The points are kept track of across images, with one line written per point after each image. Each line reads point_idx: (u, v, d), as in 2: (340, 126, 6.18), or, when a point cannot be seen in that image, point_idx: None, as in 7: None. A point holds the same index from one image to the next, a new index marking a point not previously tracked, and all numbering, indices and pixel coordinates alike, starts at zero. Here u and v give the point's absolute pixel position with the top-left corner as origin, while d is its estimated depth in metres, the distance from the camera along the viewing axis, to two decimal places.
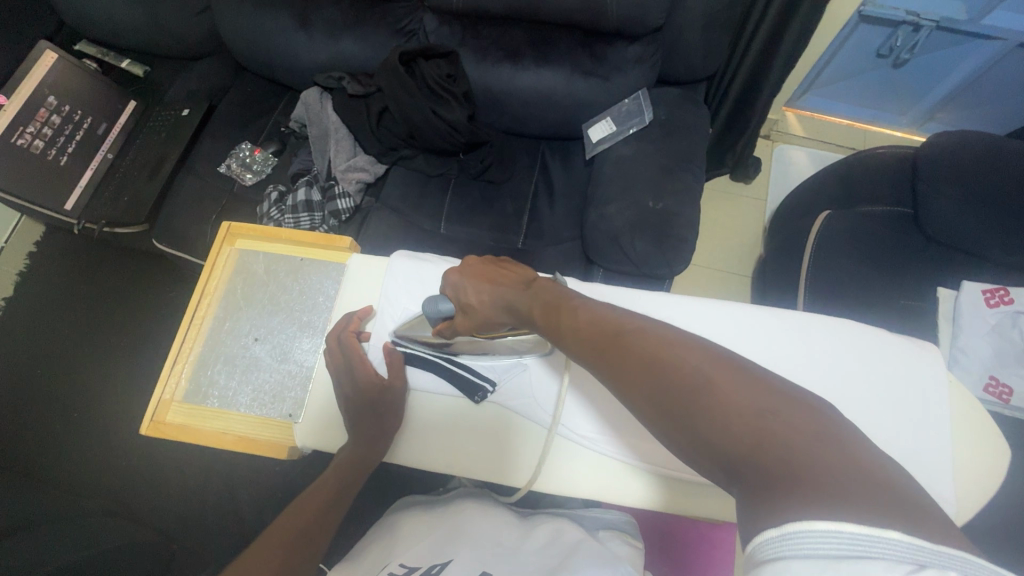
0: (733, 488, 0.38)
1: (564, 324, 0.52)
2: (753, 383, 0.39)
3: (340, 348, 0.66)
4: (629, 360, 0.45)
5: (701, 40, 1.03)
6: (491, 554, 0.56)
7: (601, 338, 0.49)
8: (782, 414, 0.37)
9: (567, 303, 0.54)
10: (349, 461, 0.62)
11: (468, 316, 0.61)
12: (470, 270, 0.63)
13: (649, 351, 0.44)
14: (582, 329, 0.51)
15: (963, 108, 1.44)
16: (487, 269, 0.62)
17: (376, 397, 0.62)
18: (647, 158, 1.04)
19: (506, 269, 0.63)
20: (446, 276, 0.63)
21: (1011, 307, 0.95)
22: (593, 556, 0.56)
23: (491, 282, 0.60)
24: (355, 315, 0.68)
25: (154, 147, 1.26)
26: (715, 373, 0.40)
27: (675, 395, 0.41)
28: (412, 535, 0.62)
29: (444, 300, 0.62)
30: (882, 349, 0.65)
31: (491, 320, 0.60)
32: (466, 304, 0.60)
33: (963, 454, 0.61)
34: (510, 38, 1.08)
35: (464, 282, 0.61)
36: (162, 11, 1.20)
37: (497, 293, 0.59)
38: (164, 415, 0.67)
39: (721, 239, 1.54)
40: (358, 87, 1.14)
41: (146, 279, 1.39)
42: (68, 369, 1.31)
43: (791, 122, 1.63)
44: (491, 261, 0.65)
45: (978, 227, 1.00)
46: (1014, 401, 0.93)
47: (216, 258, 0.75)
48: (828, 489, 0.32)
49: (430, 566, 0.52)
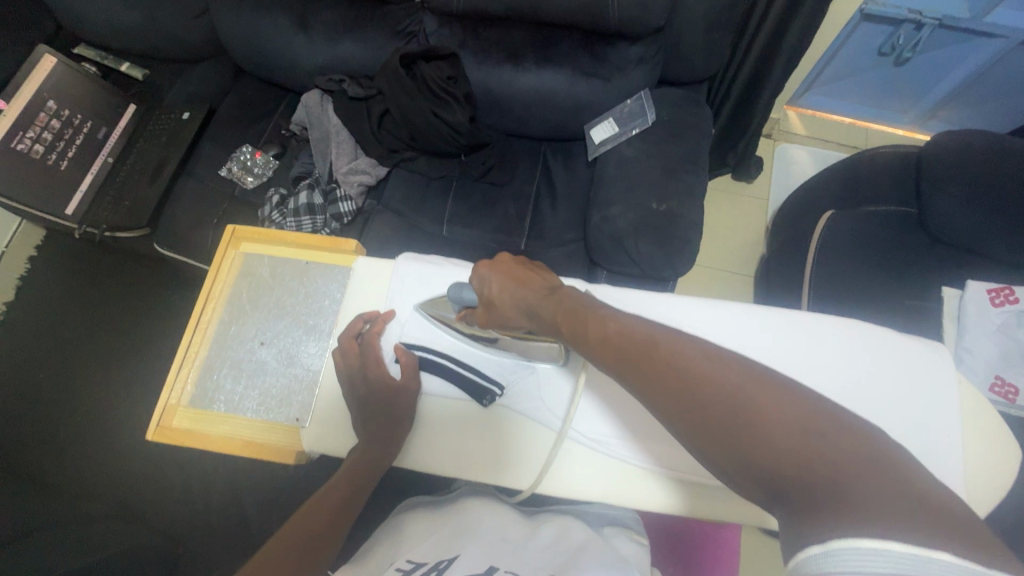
0: (772, 506, 0.38)
1: (591, 334, 0.51)
2: (794, 400, 0.38)
3: (354, 347, 0.65)
4: (662, 374, 0.44)
5: (703, 40, 1.03)
6: (500, 551, 0.56)
7: (631, 350, 0.47)
8: (826, 432, 0.36)
9: (593, 313, 0.53)
10: (360, 465, 0.61)
11: (489, 312, 0.62)
12: (500, 266, 0.63)
13: (685, 367, 0.43)
14: (610, 340, 0.50)
15: (967, 105, 1.43)
16: (516, 267, 0.63)
17: (389, 401, 0.62)
18: (650, 159, 1.03)
19: (534, 272, 0.62)
20: (475, 266, 0.64)
21: (1016, 306, 0.96)
22: (600, 555, 0.55)
23: (518, 283, 0.60)
24: (366, 317, 0.68)
25: (154, 150, 1.26)
26: (756, 391, 0.39)
27: (713, 413, 0.40)
28: (420, 533, 0.62)
29: (469, 290, 0.64)
30: (891, 350, 0.64)
31: (510, 319, 0.61)
32: (489, 300, 0.61)
33: (972, 455, 0.61)
34: (510, 39, 1.07)
35: (489, 277, 0.61)
36: (161, 14, 1.19)
37: (519, 294, 0.59)
38: (170, 420, 0.67)
39: (723, 238, 1.53)
40: (359, 90, 1.13)
41: (147, 282, 1.39)
42: (70, 373, 1.31)
43: (792, 120, 1.63)
44: (523, 262, 0.65)
45: (984, 226, 1.00)
46: (1020, 400, 0.93)
47: (220, 263, 0.75)
48: (874, 507, 0.32)
49: (437, 562, 0.52)
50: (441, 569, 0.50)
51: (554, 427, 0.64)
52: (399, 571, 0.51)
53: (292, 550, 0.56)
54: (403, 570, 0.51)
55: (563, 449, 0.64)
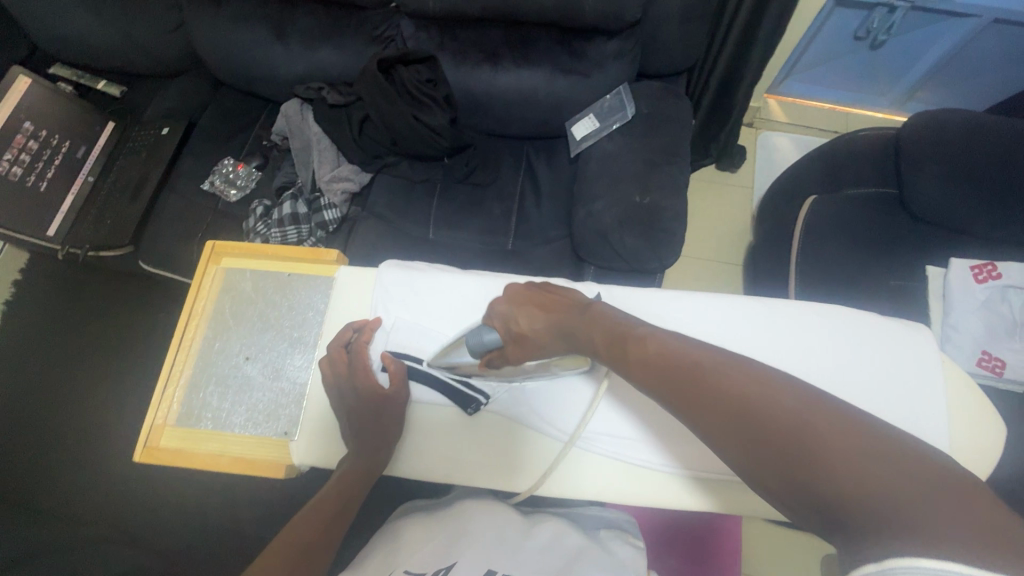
0: (826, 532, 0.38)
1: (632, 356, 0.51)
2: (847, 424, 0.38)
3: (344, 357, 0.65)
4: (708, 400, 0.44)
5: (678, 32, 1.03)
6: (496, 554, 0.56)
7: (675, 373, 0.47)
8: (881, 457, 0.36)
9: (631, 333, 0.53)
10: (354, 470, 0.61)
11: (519, 344, 0.60)
12: (519, 298, 0.62)
13: (732, 391, 0.43)
14: (652, 361, 0.49)
15: (944, 84, 1.44)
16: (540, 294, 0.62)
17: (380, 407, 0.62)
18: (631, 153, 1.04)
19: (560, 295, 0.61)
20: (489, 306, 0.63)
21: (1000, 282, 0.97)
22: (601, 564, 0.56)
23: (543, 310, 0.59)
24: (358, 325, 0.67)
25: (134, 167, 1.25)
26: (809, 416, 0.39)
27: (764, 441, 0.40)
28: (415, 539, 0.62)
29: (489, 330, 0.61)
30: (874, 332, 0.65)
31: (546, 348, 0.60)
32: (518, 334, 0.60)
33: (959, 430, 0.62)
34: (487, 39, 1.07)
35: (515, 312, 0.60)
36: (134, 30, 1.18)
37: (552, 324, 0.58)
38: (157, 440, 0.66)
39: (710, 228, 1.54)
40: (339, 97, 1.13)
41: (134, 300, 1.37)
42: (61, 395, 1.30)
43: (773, 108, 1.64)
44: (539, 286, 0.64)
45: (963, 204, 1.01)
46: (1007, 373, 0.96)
47: (202, 279, 0.74)
48: (936, 535, 0.32)
49: (437, 570, 0.52)
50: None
51: (563, 434, 0.64)
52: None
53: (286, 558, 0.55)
54: None
55: (551, 447, 0.65)
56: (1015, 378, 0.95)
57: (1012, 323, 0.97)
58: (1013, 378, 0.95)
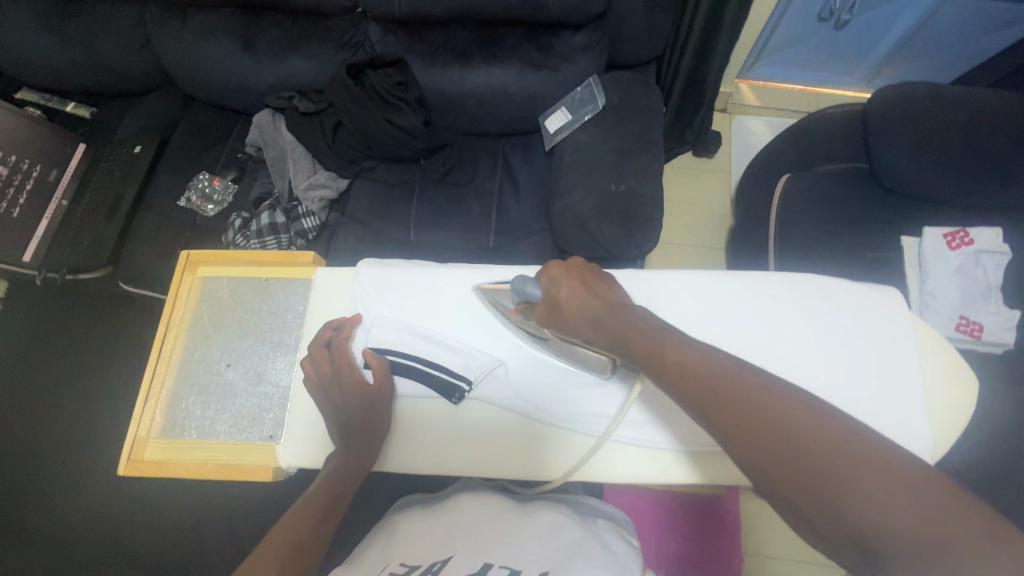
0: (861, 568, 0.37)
1: (666, 369, 0.50)
2: (888, 461, 0.37)
3: (326, 356, 0.65)
4: (743, 424, 0.43)
5: (644, 21, 1.04)
6: (490, 543, 0.56)
7: (711, 392, 0.46)
8: (920, 498, 0.35)
9: (664, 343, 0.51)
10: (341, 469, 0.61)
11: (551, 312, 0.62)
12: (573, 272, 0.63)
13: (769, 416, 0.42)
14: (686, 377, 0.48)
15: (909, 59, 1.47)
16: (590, 277, 0.63)
17: (369, 403, 0.62)
18: (605, 143, 1.04)
19: (607, 287, 0.62)
20: (545, 269, 0.65)
21: (972, 247, 1.00)
22: (596, 555, 0.54)
23: (587, 287, 0.61)
24: (346, 322, 0.68)
25: (108, 187, 1.23)
26: (848, 450, 0.38)
27: (800, 473, 0.39)
28: (407, 531, 0.62)
29: (534, 285, 0.61)
30: (850, 299, 0.66)
31: (575, 326, 0.60)
32: (555, 301, 0.61)
33: (936, 388, 0.63)
34: (456, 39, 1.08)
35: (561, 280, 0.62)
36: (101, 50, 1.18)
37: (591, 302, 0.59)
38: (141, 453, 0.66)
39: (691, 214, 1.56)
40: (310, 104, 1.12)
41: (113, 320, 1.35)
42: (45, 423, 1.28)
43: (745, 92, 1.65)
44: (595, 269, 0.66)
45: (933, 174, 1.03)
46: (985, 336, 0.97)
47: (179, 289, 0.74)
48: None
49: (430, 565, 0.52)
50: (434, 571, 0.50)
51: (593, 434, 0.64)
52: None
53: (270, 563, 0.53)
54: (396, 574, 0.51)
55: (544, 438, 0.65)
56: (993, 340, 0.97)
57: (986, 286, 1.00)
58: (991, 341, 0.97)
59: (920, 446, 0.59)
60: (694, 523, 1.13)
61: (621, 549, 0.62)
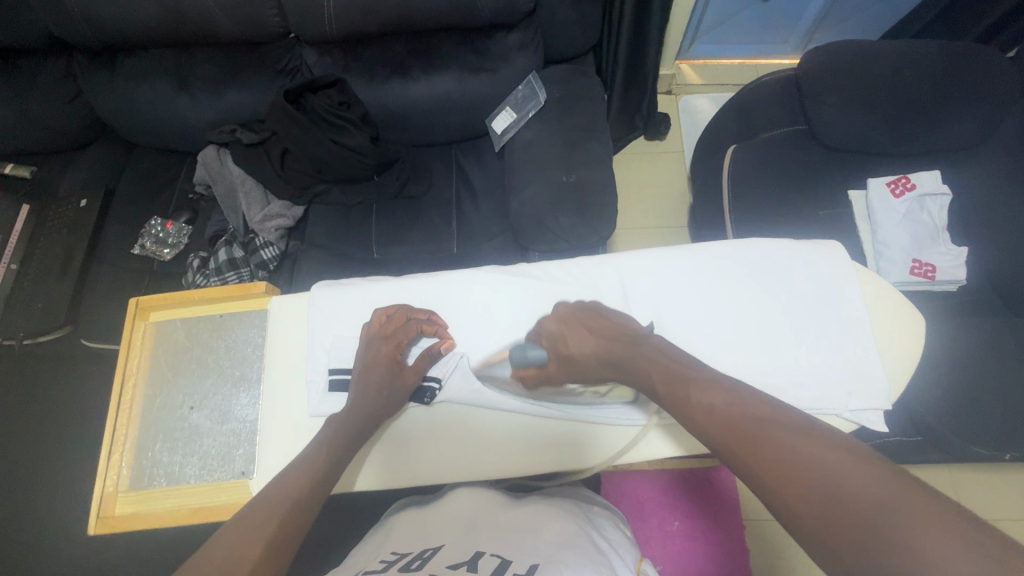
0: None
1: (690, 409, 0.48)
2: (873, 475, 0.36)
3: (371, 339, 0.65)
4: (760, 459, 0.41)
5: (573, 14, 1.06)
6: (486, 531, 0.54)
7: (728, 429, 0.44)
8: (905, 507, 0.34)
9: (689, 384, 0.49)
10: (321, 463, 0.55)
11: (566, 366, 0.58)
12: (570, 319, 0.60)
13: (789, 450, 0.40)
14: (706, 421, 0.46)
15: (836, 21, 1.52)
16: (593, 320, 0.59)
17: (391, 378, 0.62)
18: (551, 136, 1.06)
19: (610, 321, 0.59)
20: (538, 323, 0.63)
21: (915, 192, 1.04)
22: (581, 550, 0.49)
23: (595, 333, 0.57)
24: (403, 310, 0.67)
25: (56, 245, 1.18)
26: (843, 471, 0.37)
27: (822, 509, 0.36)
28: (391, 524, 0.62)
29: (535, 347, 0.61)
30: (795, 257, 0.69)
31: (591, 371, 0.57)
32: (566, 355, 0.58)
33: (882, 330, 0.66)
34: (391, 53, 1.09)
35: (564, 332, 0.58)
36: (32, 107, 1.15)
37: (600, 347, 0.56)
38: (112, 509, 0.64)
39: (651, 197, 1.58)
40: (253, 135, 1.10)
41: (81, 380, 1.30)
42: (21, 491, 1.23)
43: (686, 73, 1.69)
44: (592, 304, 0.62)
45: (869, 129, 1.06)
46: (939, 276, 1.02)
47: (132, 338, 0.72)
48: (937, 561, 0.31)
49: (423, 550, 0.51)
50: (427, 556, 0.48)
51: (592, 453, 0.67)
52: (382, 563, 0.48)
53: (237, 565, 0.43)
54: (388, 560, 0.49)
55: (527, 440, 0.67)
56: (946, 279, 1.02)
57: (934, 228, 1.04)
58: (944, 280, 1.01)
59: (878, 385, 0.62)
60: (691, 496, 1.14)
61: (619, 539, 0.57)
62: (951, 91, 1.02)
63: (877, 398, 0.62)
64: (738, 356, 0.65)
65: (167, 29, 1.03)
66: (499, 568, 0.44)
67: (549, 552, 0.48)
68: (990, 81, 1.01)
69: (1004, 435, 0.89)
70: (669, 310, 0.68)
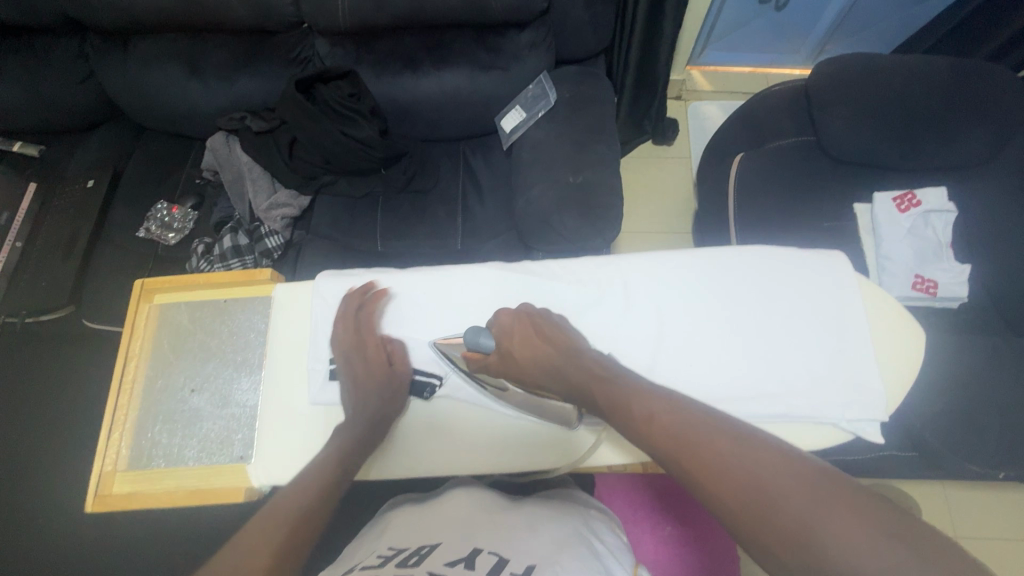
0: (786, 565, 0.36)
1: (633, 419, 0.49)
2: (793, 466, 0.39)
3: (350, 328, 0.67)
4: (698, 465, 0.42)
5: (586, 15, 1.07)
6: (481, 530, 0.54)
7: (670, 439, 0.45)
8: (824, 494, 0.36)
9: (628, 394, 0.51)
10: (341, 452, 0.58)
11: (505, 364, 0.60)
12: (522, 321, 0.62)
13: (721, 457, 0.41)
14: (649, 429, 0.47)
15: (849, 32, 1.51)
16: (543, 324, 0.61)
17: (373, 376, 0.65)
18: (559, 136, 1.06)
19: (561, 331, 0.62)
20: (497, 316, 0.63)
21: (921, 207, 1.05)
22: (576, 550, 0.49)
23: (542, 339, 0.60)
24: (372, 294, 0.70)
25: (63, 225, 1.19)
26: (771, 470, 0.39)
27: (761, 519, 0.37)
28: (387, 520, 0.62)
29: (488, 335, 0.61)
30: (797, 265, 0.69)
31: (529, 375, 0.60)
32: (507, 352, 0.60)
33: (881, 341, 0.67)
34: (404, 47, 1.09)
35: (512, 330, 0.61)
36: (42, 86, 1.15)
37: (546, 352, 0.59)
38: (109, 487, 0.64)
39: (657, 201, 1.58)
40: (263, 123, 1.11)
41: (81, 359, 1.31)
42: (17, 466, 1.24)
43: (697, 79, 1.69)
44: (544, 311, 0.65)
45: (876, 144, 1.06)
46: (941, 292, 1.02)
47: (135, 319, 0.72)
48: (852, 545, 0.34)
49: (419, 547, 0.51)
50: (424, 553, 0.49)
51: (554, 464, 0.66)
52: (380, 557, 0.49)
53: (261, 552, 0.45)
54: (384, 555, 0.50)
55: (521, 435, 0.67)
56: (947, 295, 1.02)
57: (938, 245, 1.05)
58: (946, 296, 1.02)
59: (876, 397, 0.62)
60: None
61: (614, 543, 0.57)
62: (961, 107, 1.02)
63: (874, 411, 0.62)
64: (735, 364, 0.65)
65: (181, 14, 1.03)
66: (495, 569, 0.45)
67: (545, 553, 0.48)
68: (1001, 100, 1.01)
69: (999, 455, 0.90)
70: (670, 313, 0.68)
